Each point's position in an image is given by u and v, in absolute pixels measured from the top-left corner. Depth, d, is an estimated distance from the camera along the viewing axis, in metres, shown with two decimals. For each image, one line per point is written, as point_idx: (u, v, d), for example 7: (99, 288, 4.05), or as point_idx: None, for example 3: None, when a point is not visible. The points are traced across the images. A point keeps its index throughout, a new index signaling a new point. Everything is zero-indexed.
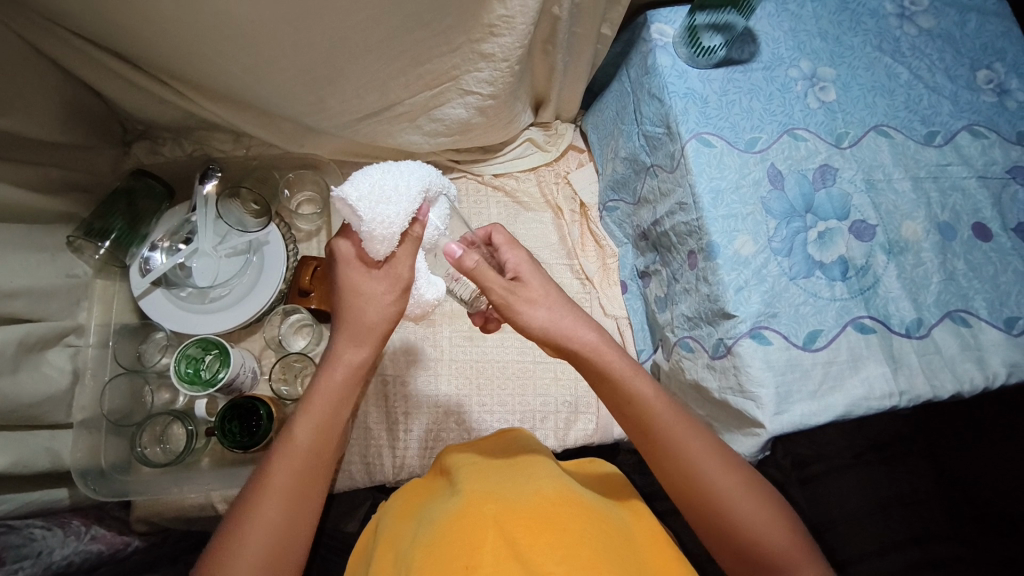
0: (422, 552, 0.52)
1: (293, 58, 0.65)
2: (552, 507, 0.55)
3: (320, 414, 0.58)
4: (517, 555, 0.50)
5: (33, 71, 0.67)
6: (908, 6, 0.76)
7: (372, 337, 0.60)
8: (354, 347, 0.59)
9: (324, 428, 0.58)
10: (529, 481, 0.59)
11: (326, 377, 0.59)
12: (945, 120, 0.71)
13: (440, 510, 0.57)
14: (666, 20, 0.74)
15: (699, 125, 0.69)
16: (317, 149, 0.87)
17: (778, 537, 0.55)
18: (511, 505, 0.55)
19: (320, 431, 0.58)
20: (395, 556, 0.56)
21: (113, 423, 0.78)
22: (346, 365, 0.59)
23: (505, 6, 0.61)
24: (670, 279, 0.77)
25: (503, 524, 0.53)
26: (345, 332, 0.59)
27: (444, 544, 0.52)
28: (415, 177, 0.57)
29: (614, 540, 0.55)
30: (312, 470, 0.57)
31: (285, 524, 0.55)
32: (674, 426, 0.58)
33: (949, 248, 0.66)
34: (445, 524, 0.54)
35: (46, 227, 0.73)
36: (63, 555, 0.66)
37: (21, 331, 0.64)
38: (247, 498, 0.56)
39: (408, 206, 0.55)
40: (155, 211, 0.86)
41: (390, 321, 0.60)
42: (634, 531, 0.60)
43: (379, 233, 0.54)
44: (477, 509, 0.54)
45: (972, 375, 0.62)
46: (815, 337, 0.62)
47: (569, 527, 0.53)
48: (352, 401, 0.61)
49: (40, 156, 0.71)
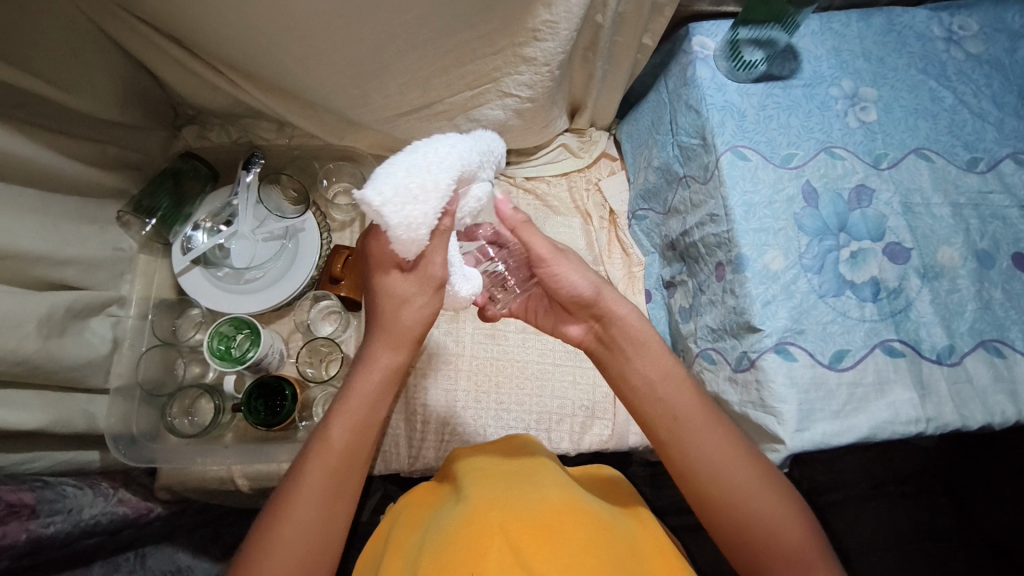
0: (432, 559, 0.52)
1: (342, 52, 0.68)
2: (558, 515, 0.55)
3: (354, 414, 0.60)
4: (523, 564, 0.50)
5: (98, 52, 0.71)
6: (956, 31, 0.75)
7: (407, 344, 0.60)
8: (390, 351, 0.60)
9: (358, 428, 0.60)
10: (536, 488, 0.59)
11: (361, 379, 0.61)
12: (989, 147, 0.70)
13: (448, 516, 0.57)
14: (707, 33, 0.74)
15: (735, 138, 0.69)
16: (356, 142, 0.89)
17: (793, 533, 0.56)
18: (517, 512, 0.55)
19: (353, 429, 0.60)
20: (405, 561, 0.57)
21: (146, 392, 0.81)
22: (382, 368, 0.60)
23: (550, 11, 0.63)
24: (696, 289, 0.77)
25: (510, 531, 0.53)
26: (384, 335, 0.59)
27: (452, 553, 0.52)
28: (459, 152, 0.50)
29: (619, 550, 0.55)
30: (346, 469, 0.59)
31: (320, 522, 0.57)
32: (694, 425, 0.58)
33: (986, 277, 0.65)
34: (456, 530, 0.54)
35: (99, 201, 0.77)
36: (92, 515, 0.70)
37: (69, 299, 0.67)
38: (280, 496, 0.58)
39: (437, 203, 0.48)
40: (200, 192, 0.90)
41: (426, 323, 0.59)
42: (640, 540, 0.60)
43: (408, 238, 0.48)
44: (484, 514, 0.55)
45: (1004, 408, 0.61)
46: (842, 357, 0.61)
47: (574, 536, 0.53)
48: (386, 401, 0.62)
49: (98, 133, 0.75)
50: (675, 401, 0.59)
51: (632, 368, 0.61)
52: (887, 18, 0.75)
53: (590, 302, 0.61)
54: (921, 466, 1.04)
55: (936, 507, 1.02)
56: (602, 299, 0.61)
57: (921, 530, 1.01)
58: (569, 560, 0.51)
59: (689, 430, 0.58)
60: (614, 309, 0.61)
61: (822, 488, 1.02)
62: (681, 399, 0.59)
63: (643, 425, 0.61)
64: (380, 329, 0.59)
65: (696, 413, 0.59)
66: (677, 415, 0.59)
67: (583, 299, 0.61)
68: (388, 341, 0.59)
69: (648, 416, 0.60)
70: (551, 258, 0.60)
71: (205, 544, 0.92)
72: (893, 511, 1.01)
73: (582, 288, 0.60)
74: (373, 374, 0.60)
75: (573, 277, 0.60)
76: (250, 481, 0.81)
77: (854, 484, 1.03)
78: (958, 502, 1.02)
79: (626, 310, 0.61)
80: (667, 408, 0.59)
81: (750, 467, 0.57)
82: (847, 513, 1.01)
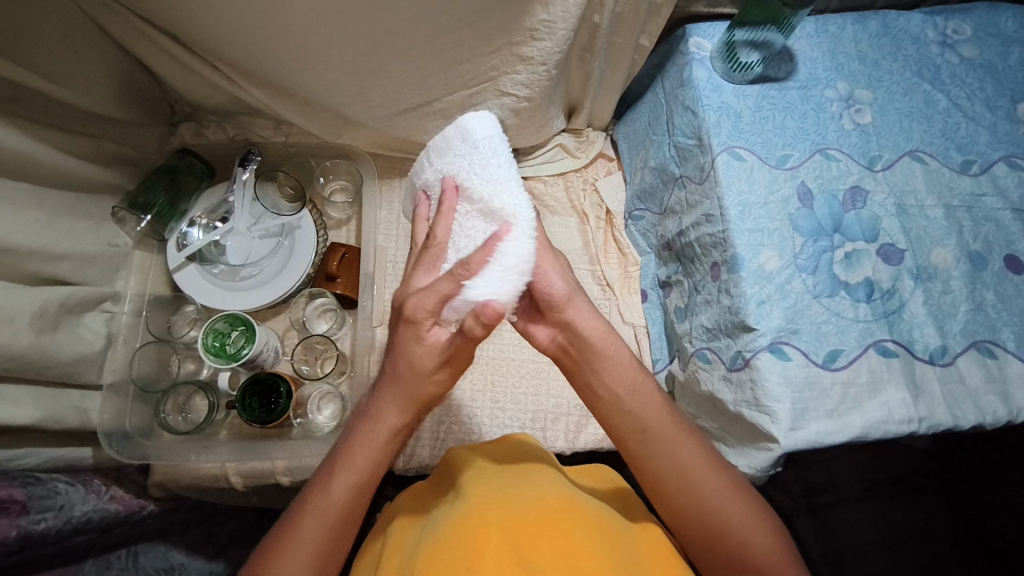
0: (427, 555, 0.52)
1: (340, 49, 0.68)
2: (555, 516, 0.55)
3: (355, 471, 0.60)
4: (522, 561, 0.51)
5: (94, 46, 0.71)
6: (950, 35, 0.75)
7: (415, 408, 0.60)
8: (397, 414, 0.60)
9: (358, 485, 0.60)
10: (531, 487, 0.59)
11: (365, 442, 0.61)
12: (982, 150, 0.70)
13: (445, 514, 0.57)
14: (704, 34, 0.75)
15: (731, 139, 0.69)
16: (353, 140, 0.89)
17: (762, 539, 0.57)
18: (513, 511, 0.55)
19: (354, 489, 0.60)
20: (401, 559, 0.56)
21: (140, 389, 0.81)
22: (388, 429, 0.60)
23: (548, 10, 0.63)
24: (692, 289, 0.77)
25: (508, 530, 0.53)
26: (392, 398, 0.59)
27: (450, 548, 0.52)
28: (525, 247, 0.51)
29: (619, 549, 0.54)
30: (339, 527, 0.60)
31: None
32: (666, 435, 0.59)
33: (979, 278, 0.65)
34: (452, 525, 0.54)
35: (94, 196, 0.76)
36: (83, 513, 0.70)
37: (63, 294, 0.67)
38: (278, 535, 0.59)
39: None
40: (196, 189, 0.89)
41: (435, 396, 0.60)
42: (638, 541, 0.59)
43: None
44: (482, 512, 0.54)
45: (996, 408, 0.61)
46: (835, 357, 0.61)
47: (572, 536, 0.53)
48: (386, 457, 0.63)
49: (94, 129, 0.75)
50: (644, 414, 0.60)
51: (628, 403, 0.60)
52: (882, 22, 0.75)
53: (558, 307, 0.59)
54: (914, 467, 1.04)
55: (930, 508, 1.03)
56: (570, 308, 0.59)
57: (914, 530, 1.01)
58: (567, 560, 0.51)
59: (661, 442, 0.59)
60: (580, 323, 0.59)
61: (815, 489, 1.03)
62: (655, 409, 0.60)
63: (613, 434, 0.62)
64: (386, 395, 0.60)
65: (667, 425, 0.60)
66: (646, 426, 0.60)
67: (558, 301, 0.58)
68: (398, 407, 0.60)
69: (619, 427, 0.61)
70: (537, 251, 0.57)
71: (197, 542, 0.92)
72: (887, 513, 1.02)
73: (557, 291, 0.58)
74: (377, 438, 0.61)
75: (555, 275, 0.57)
76: (244, 479, 0.80)
77: (847, 484, 1.03)
78: (951, 503, 1.03)
79: (597, 320, 0.60)
80: (636, 420, 0.60)
81: (720, 475, 0.58)
82: (840, 514, 1.02)
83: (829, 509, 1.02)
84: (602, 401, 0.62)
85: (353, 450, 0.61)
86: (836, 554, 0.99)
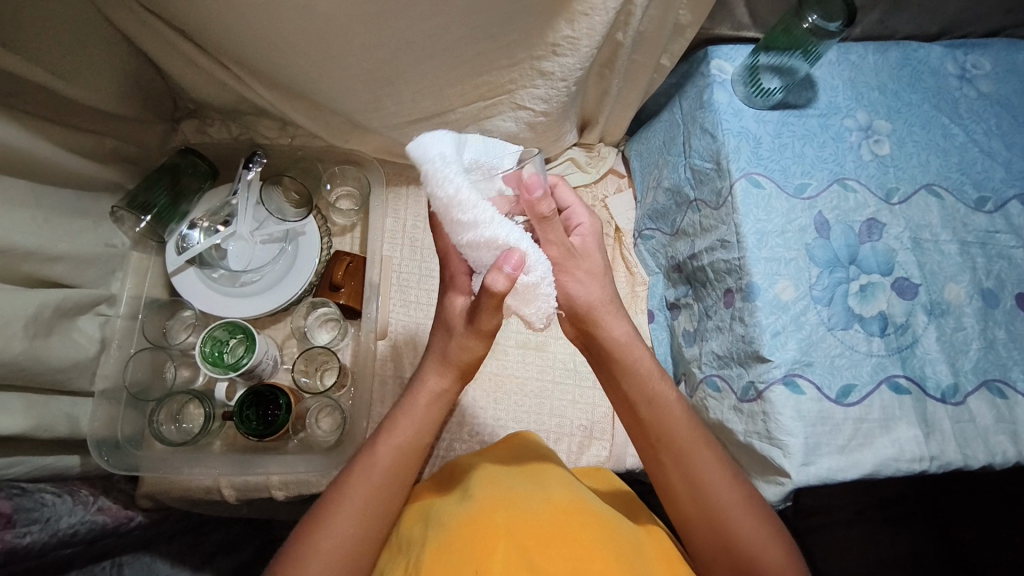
0: (431, 555, 0.51)
1: (358, 57, 0.66)
2: (563, 516, 0.54)
3: (403, 434, 0.60)
4: (530, 564, 0.49)
5: (100, 38, 0.68)
6: (969, 69, 0.75)
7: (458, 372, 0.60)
8: (438, 377, 0.60)
9: (403, 448, 0.60)
10: (541, 488, 0.58)
11: (415, 405, 0.60)
12: (997, 187, 0.70)
13: (449, 512, 0.56)
14: (726, 57, 0.75)
15: (750, 165, 0.69)
16: (361, 145, 0.87)
17: (773, 555, 0.55)
18: (522, 512, 0.53)
19: (403, 444, 0.60)
20: (405, 561, 0.54)
21: (132, 395, 0.79)
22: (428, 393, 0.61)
23: (572, 27, 0.62)
24: (702, 314, 0.77)
25: (515, 532, 0.52)
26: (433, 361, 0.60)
27: (454, 551, 0.50)
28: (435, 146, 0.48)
29: (626, 550, 0.53)
30: (389, 488, 0.58)
31: (362, 532, 0.56)
32: (686, 444, 0.59)
33: (991, 316, 0.65)
34: (456, 524, 0.53)
35: (93, 195, 0.74)
36: (70, 525, 0.66)
37: (58, 297, 0.64)
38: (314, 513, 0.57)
39: None
40: (197, 190, 0.87)
41: (471, 362, 0.59)
42: (645, 544, 0.57)
43: None
44: (489, 515, 0.53)
45: (1005, 448, 0.61)
46: (849, 392, 0.61)
47: (582, 538, 0.52)
48: (433, 426, 0.62)
49: (96, 124, 0.72)
50: (665, 421, 0.59)
51: (654, 390, 0.60)
52: (903, 52, 0.75)
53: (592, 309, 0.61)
54: (907, 492, 1.05)
55: (918, 533, 1.03)
56: (602, 316, 0.61)
57: (902, 556, 1.02)
58: (576, 561, 0.50)
59: (680, 450, 0.59)
60: (609, 329, 0.61)
61: (808, 509, 1.03)
62: (678, 422, 0.59)
63: (635, 434, 0.62)
64: (434, 360, 0.60)
65: (685, 433, 0.59)
66: (662, 430, 0.59)
67: (583, 311, 0.61)
68: (439, 368, 0.60)
69: (646, 423, 0.60)
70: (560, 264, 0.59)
71: (184, 552, 0.89)
72: (876, 535, 1.03)
73: (586, 300, 0.60)
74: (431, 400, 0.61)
75: (579, 288, 0.60)
76: (237, 492, 0.79)
77: (839, 507, 1.04)
78: (940, 529, 1.04)
79: (626, 325, 0.62)
80: (654, 429, 0.60)
81: (736, 488, 0.58)
82: (830, 537, 1.02)
83: (820, 531, 1.03)
84: (646, 399, 0.60)
85: (399, 414, 0.60)
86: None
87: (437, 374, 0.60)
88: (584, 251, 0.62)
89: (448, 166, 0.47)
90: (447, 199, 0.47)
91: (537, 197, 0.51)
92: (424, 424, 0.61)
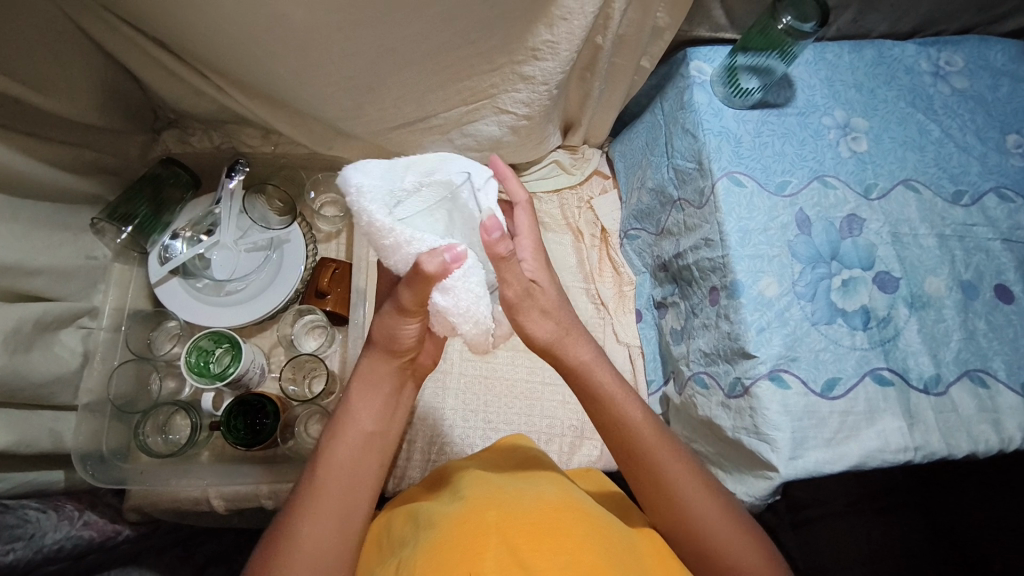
0: (422, 556, 0.51)
1: (340, 64, 0.66)
2: (554, 515, 0.53)
3: (350, 430, 0.58)
4: (520, 562, 0.48)
5: (77, 50, 0.68)
6: (943, 66, 0.77)
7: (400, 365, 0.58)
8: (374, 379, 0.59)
9: (358, 445, 0.58)
10: (532, 489, 0.57)
11: (357, 393, 0.59)
12: (973, 180, 0.72)
13: (439, 514, 0.55)
14: (705, 58, 0.75)
15: (731, 164, 0.70)
16: (345, 152, 0.87)
17: (752, 559, 0.56)
18: (513, 511, 0.53)
19: (357, 441, 0.58)
20: (394, 565, 0.54)
21: (116, 408, 0.77)
22: (375, 386, 0.59)
23: (551, 31, 0.62)
24: (689, 312, 0.77)
25: (504, 529, 0.51)
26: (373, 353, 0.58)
27: (445, 549, 0.50)
28: (358, 174, 0.49)
29: (616, 546, 0.53)
30: (355, 487, 0.56)
31: (332, 535, 0.54)
32: (659, 457, 0.58)
33: (971, 307, 0.66)
34: (446, 526, 0.52)
35: (72, 207, 0.73)
36: (55, 541, 0.67)
37: (38, 310, 0.64)
38: (287, 514, 0.55)
39: None
40: (180, 201, 0.87)
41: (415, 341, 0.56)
42: (638, 540, 0.57)
43: None
44: (479, 513, 0.53)
45: (988, 437, 0.62)
46: (834, 385, 0.62)
47: (573, 536, 0.51)
48: (382, 413, 0.59)
49: (74, 136, 0.71)
50: (637, 436, 0.59)
51: (617, 409, 0.60)
52: (878, 51, 0.77)
53: (559, 343, 0.58)
54: (897, 482, 1.06)
55: (909, 524, 1.04)
56: (564, 344, 0.58)
57: (894, 546, 1.03)
58: (567, 555, 0.50)
59: (654, 465, 0.58)
60: (572, 356, 0.59)
61: (799, 503, 1.04)
62: (646, 436, 0.59)
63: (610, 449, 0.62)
64: (375, 345, 0.58)
65: (657, 445, 0.59)
66: (636, 447, 0.59)
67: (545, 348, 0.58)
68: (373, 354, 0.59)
69: (618, 441, 0.60)
70: (524, 308, 0.55)
71: (174, 565, 0.89)
72: (868, 527, 1.04)
73: (544, 340, 0.58)
74: (383, 383, 0.59)
75: (537, 327, 0.57)
76: (227, 503, 0.77)
77: (831, 499, 1.05)
78: (932, 520, 1.05)
79: (587, 346, 0.60)
80: (628, 447, 0.60)
81: (714, 497, 0.58)
82: (822, 530, 1.03)
83: (812, 524, 1.04)
84: (611, 419, 0.60)
85: (347, 405, 0.59)
86: (816, 567, 1.01)
87: (381, 359, 0.58)
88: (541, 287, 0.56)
89: (369, 195, 0.48)
90: (367, 226, 0.49)
91: (494, 238, 0.47)
92: (376, 412, 0.59)
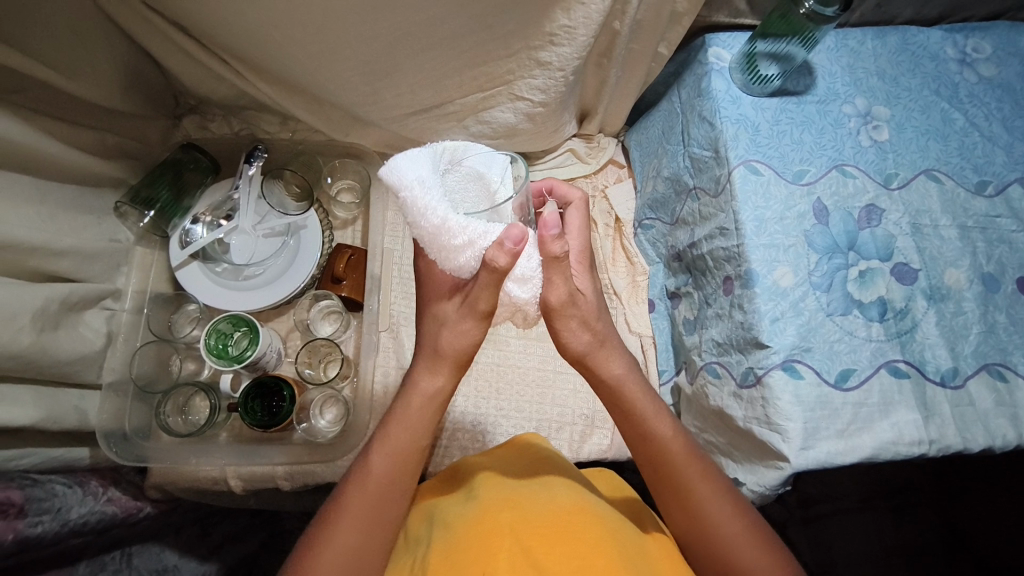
0: (437, 555, 0.52)
1: (357, 49, 0.66)
2: (569, 519, 0.54)
3: (396, 440, 0.59)
4: (532, 561, 0.49)
5: (101, 34, 0.69)
6: (970, 53, 0.75)
7: (451, 368, 0.57)
8: (430, 376, 0.58)
9: (397, 457, 0.59)
10: (545, 491, 0.58)
11: (416, 410, 0.58)
12: (998, 171, 0.70)
13: (454, 513, 0.56)
14: (724, 44, 0.75)
15: (748, 152, 0.69)
16: (361, 139, 0.88)
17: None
18: (527, 514, 0.54)
19: (399, 456, 0.59)
20: (411, 564, 0.55)
21: (139, 388, 0.80)
22: (422, 394, 0.58)
23: (569, 16, 0.62)
24: (702, 302, 0.77)
25: (518, 532, 0.52)
26: (423, 357, 0.58)
27: (459, 551, 0.51)
28: (412, 175, 0.50)
29: (632, 556, 0.53)
30: (388, 497, 0.58)
31: (360, 548, 0.56)
32: (683, 475, 0.59)
33: (991, 300, 0.65)
34: (463, 526, 0.53)
35: (96, 191, 0.75)
36: (80, 515, 0.68)
37: (65, 291, 0.65)
38: (321, 519, 0.58)
39: None
40: (199, 185, 0.88)
41: (465, 351, 0.56)
42: (648, 545, 0.58)
43: None
44: (493, 520, 0.53)
45: (1005, 432, 0.61)
46: (847, 376, 0.61)
47: (586, 539, 0.52)
48: (432, 428, 0.60)
49: (99, 121, 0.73)
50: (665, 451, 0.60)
51: (648, 426, 0.60)
52: (902, 38, 0.75)
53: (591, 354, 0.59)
54: (912, 480, 1.05)
55: (923, 522, 1.04)
56: (601, 358, 0.59)
57: (907, 544, 1.02)
58: (582, 562, 0.50)
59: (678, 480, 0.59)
60: (608, 371, 0.60)
61: (811, 499, 1.04)
62: (675, 452, 0.59)
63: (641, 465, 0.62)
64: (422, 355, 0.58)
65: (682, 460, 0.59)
66: (661, 464, 0.60)
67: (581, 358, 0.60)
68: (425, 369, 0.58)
69: (647, 456, 0.61)
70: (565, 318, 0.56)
71: (192, 542, 0.91)
72: (882, 524, 1.03)
73: (576, 351, 0.59)
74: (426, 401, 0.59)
75: (574, 336, 0.58)
76: (243, 483, 0.80)
77: (844, 496, 1.04)
78: (946, 518, 1.04)
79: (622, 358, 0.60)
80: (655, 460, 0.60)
81: (741, 520, 0.57)
82: (834, 526, 1.03)
83: (824, 520, 1.04)
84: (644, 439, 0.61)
85: (400, 420, 0.59)
86: (827, 563, 1.01)
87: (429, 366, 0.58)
88: (585, 297, 0.57)
89: (427, 193, 0.49)
90: (432, 228, 0.50)
91: (551, 235, 0.49)
92: (425, 428, 0.59)
